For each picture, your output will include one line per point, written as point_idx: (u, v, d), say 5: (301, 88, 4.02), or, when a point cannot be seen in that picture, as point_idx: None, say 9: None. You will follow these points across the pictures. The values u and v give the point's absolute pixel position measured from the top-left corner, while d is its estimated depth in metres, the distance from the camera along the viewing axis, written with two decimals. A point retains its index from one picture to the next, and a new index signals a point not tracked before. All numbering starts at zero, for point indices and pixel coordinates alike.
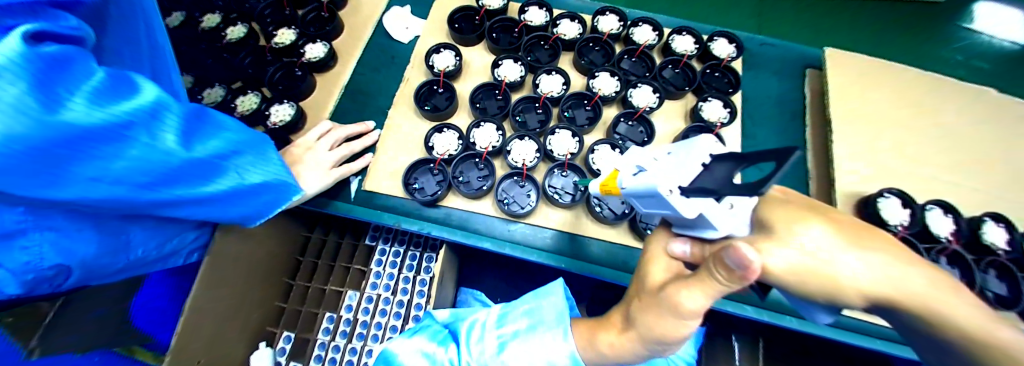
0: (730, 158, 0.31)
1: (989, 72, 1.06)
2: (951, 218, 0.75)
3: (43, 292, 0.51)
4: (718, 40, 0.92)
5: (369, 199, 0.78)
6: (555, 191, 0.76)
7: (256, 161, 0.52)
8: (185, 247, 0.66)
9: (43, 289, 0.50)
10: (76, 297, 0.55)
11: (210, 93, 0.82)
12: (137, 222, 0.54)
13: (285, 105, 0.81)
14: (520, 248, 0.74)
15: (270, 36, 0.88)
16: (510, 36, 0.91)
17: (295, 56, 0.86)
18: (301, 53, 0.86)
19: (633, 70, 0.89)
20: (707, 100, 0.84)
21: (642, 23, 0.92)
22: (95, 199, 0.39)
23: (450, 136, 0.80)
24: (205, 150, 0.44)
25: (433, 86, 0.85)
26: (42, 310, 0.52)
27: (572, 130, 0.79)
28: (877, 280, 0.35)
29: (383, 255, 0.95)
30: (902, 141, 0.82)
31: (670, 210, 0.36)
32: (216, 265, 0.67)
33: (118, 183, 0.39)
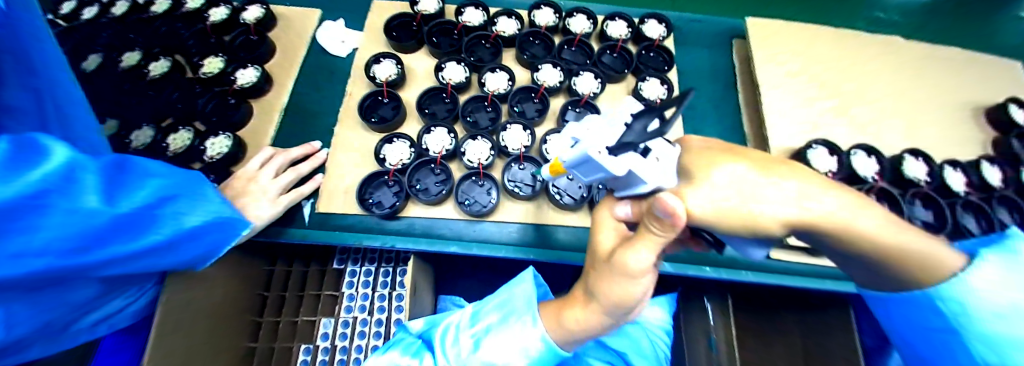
0: (646, 113, 0.36)
1: (877, 25, 1.19)
2: (874, 159, 0.83)
3: None
4: (649, 21, 0.96)
5: (325, 221, 0.76)
6: (514, 184, 0.77)
7: (193, 201, 0.50)
8: (131, 305, 0.61)
9: None
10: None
11: (139, 135, 0.77)
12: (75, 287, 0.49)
13: (222, 136, 0.77)
14: (488, 246, 0.75)
15: (197, 67, 0.84)
16: (451, 38, 0.91)
17: (225, 83, 0.82)
18: (233, 79, 0.82)
19: (574, 58, 0.92)
20: (645, 80, 0.88)
21: (577, 13, 0.95)
22: (10, 275, 0.35)
23: (402, 145, 0.80)
24: (134, 201, 0.41)
25: (378, 97, 0.84)
26: None
27: (522, 124, 0.81)
28: (791, 208, 0.39)
29: (354, 276, 0.93)
30: (820, 95, 0.89)
31: (604, 172, 0.39)
32: (169, 313, 0.63)
33: (38, 253, 0.35)
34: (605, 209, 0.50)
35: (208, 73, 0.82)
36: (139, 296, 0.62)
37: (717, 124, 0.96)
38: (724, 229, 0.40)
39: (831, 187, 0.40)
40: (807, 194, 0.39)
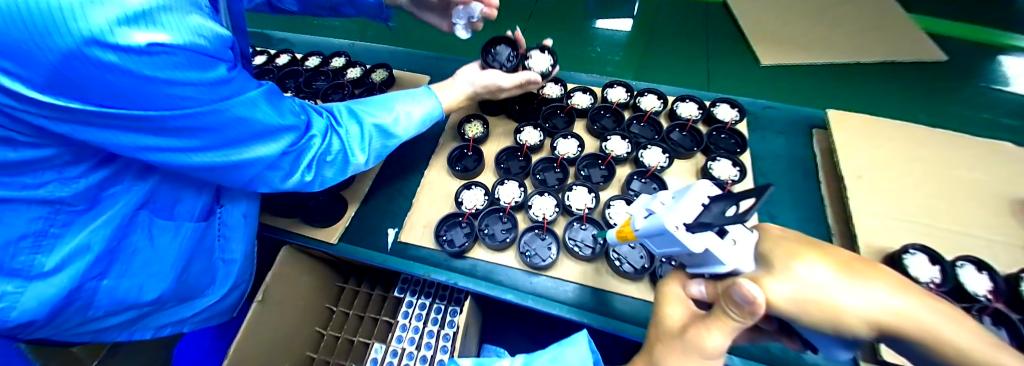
0: (723, 198, 0.41)
1: (993, 122, 1.10)
2: (986, 275, 0.70)
3: (200, 283, 0.74)
4: (721, 105, 1.00)
5: (402, 250, 0.87)
6: (575, 243, 0.80)
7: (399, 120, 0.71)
8: (236, 237, 0.77)
9: (187, 276, 0.71)
10: (210, 285, 0.77)
11: None
12: (210, 229, 0.72)
13: None
14: (543, 301, 0.77)
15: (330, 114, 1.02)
16: (531, 105, 1.04)
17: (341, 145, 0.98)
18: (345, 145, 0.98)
19: (642, 133, 0.96)
20: (716, 160, 0.89)
21: (648, 93, 1.03)
22: (236, 173, 0.55)
23: (477, 192, 0.90)
24: (364, 144, 0.66)
25: (464, 150, 0.96)
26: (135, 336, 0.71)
27: (587, 186, 0.86)
28: (881, 315, 0.37)
29: (411, 307, 1.00)
30: (919, 194, 0.82)
31: (679, 247, 0.43)
32: (261, 314, 0.79)
33: (278, 182, 0.61)
34: (675, 283, 0.52)
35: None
36: (237, 233, 0.77)
37: (791, 211, 0.93)
38: (789, 314, 0.40)
39: (923, 295, 0.38)
40: (888, 297, 0.37)
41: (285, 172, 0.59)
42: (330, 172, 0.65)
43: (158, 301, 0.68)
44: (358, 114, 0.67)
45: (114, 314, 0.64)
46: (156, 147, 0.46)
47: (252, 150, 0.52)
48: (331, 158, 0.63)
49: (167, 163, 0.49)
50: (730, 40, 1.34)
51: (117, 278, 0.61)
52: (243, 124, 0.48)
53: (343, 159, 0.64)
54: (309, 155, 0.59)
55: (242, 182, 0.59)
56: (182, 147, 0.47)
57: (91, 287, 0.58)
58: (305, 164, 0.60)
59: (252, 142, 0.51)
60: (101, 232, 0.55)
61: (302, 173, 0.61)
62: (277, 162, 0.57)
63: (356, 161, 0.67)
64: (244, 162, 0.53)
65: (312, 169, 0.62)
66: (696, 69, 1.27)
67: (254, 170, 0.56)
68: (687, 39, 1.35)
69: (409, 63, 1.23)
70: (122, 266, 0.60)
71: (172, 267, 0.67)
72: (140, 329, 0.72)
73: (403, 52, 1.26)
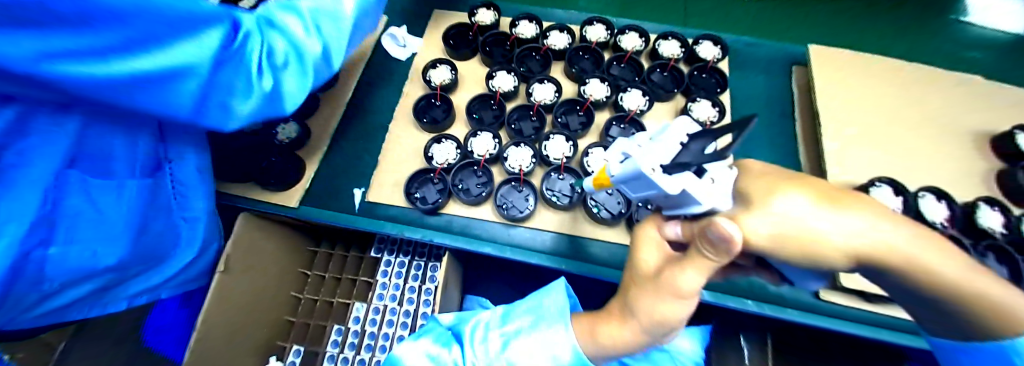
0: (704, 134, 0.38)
1: (964, 55, 1.10)
2: (945, 204, 0.74)
3: (157, 241, 0.66)
4: (704, 42, 0.94)
5: (371, 209, 0.83)
6: (553, 193, 0.77)
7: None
8: (185, 181, 0.67)
9: (143, 233, 0.63)
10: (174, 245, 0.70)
11: None
12: (160, 177, 0.63)
13: None
14: (523, 252, 0.75)
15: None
16: (503, 48, 0.95)
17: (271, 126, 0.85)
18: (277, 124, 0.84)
19: (622, 75, 0.91)
20: (696, 101, 0.85)
21: (630, 30, 0.94)
22: (170, 95, 0.43)
23: (449, 145, 0.84)
24: (315, 41, 0.54)
25: (431, 99, 0.89)
26: (106, 307, 0.65)
27: (565, 135, 0.81)
28: (856, 240, 0.37)
29: (389, 266, 0.98)
30: (890, 129, 0.83)
31: (657, 190, 0.40)
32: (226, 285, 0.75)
33: (224, 99, 0.49)
34: (651, 226, 0.51)
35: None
36: (187, 176, 0.67)
37: (767, 151, 0.92)
38: (766, 252, 0.40)
39: (903, 224, 0.37)
40: (863, 223, 0.37)
41: (230, 79, 0.48)
42: (281, 83, 0.54)
43: (117, 265, 0.59)
44: (289, 2, 0.54)
45: (63, 290, 0.54)
46: (57, 56, 0.33)
47: (178, 53, 0.41)
48: (280, 60, 0.52)
49: (74, 80, 0.35)
50: None
51: (64, 245, 0.51)
52: (156, 14, 0.36)
53: (295, 60, 0.54)
54: (250, 58, 0.49)
55: (183, 110, 0.46)
56: (88, 46, 0.34)
57: (39, 256, 0.48)
58: (250, 69, 0.49)
59: (176, 34, 0.40)
60: (25, 195, 0.43)
61: (252, 83, 0.50)
62: (215, 72, 0.45)
63: (313, 66, 0.56)
64: (173, 74, 0.41)
65: (261, 75, 0.51)
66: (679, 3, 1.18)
67: (191, 87, 0.44)
68: None
69: None
70: (65, 231, 0.50)
71: (124, 223, 0.58)
72: (98, 304, 0.63)
73: None
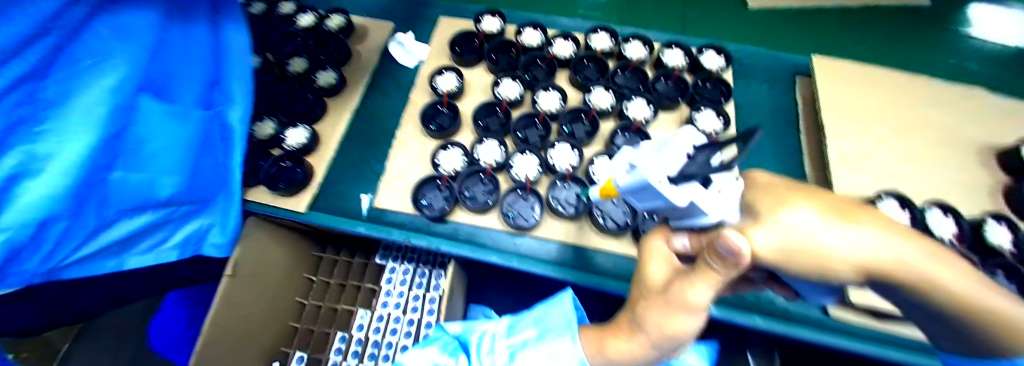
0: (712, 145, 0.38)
1: (969, 68, 1.11)
2: (951, 219, 0.73)
3: (214, 181, 0.69)
4: (709, 50, 0.93)
5: (379, 216, 0.83)
6: (559, 202, 0.77)
7: None
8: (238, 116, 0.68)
9: (202, 170, 0.66)
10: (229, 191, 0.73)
11: (262, 126, 0.85)
12: (217, 114, 0.66)
13: (329, 71, 0.92)
14: (528, 261, 0.75)
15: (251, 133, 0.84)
16: (508, 55, 0.95)
17: (279, 144, 0.85)
18: (284, 142, 0.84)
19: (627, 84, 0.91)
20: (701, 110, 0.85)
21: (633, 39, 0.95)
22: None
23: (455, 152, 0.85)
24: None
25: (437, 106, 0.90)
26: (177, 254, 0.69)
27: (571, 143, 0.81)
28: (869, 255, 0.36)
29: (394, 273, 0.99)
30: (895, 142, 0.83)
31: (662, 200, 0.40)
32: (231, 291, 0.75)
33: None
34: (658, 237, 0.51)
35: (260, 138, 0.84)
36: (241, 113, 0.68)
37: (772, 162, 0.92)
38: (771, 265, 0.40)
39: (918, 242, 0.37)
40: (875, 238, 0.37)
41: None
42: None
43: (174, 200, 0.63)
44: None
45: (120, 219, 0.57)
46: None
47: None
48: None
49: None
50: None
51: (126, 168, 0.55)
52: None
53: None
54: None
55: None
56: None
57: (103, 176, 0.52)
58: None
59: None
60: (94, 111, 0.47)
61: None
62: None
63: None
64: None
65: None
66: (682, 12, 1.19)
67: None
68: None
69: (371, 9, 1.10)
70: (127, 155, 0.54)
71: (184, 155, 0.62)
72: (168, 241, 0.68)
73: None
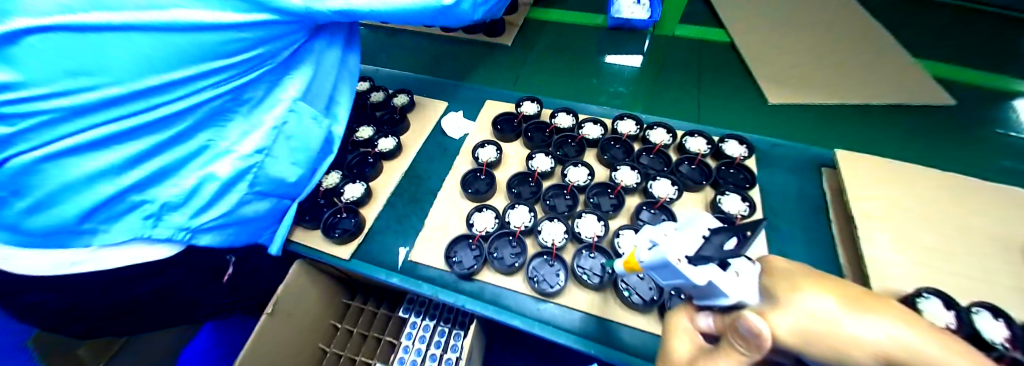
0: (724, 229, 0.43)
1: (1012, 170, 1.10)
2: (1003, 322, 0.67)
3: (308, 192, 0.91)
4: (730, 141, 1.01)
5: (412, 270, 0.89)
6: (584, 271, 0.79)
7: None
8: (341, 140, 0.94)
9: (311, 174, 0.89)
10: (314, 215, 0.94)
11: (329, 178, 1.00)
12: (332, 139, 0.92)
13: (389, 139, 1.09)
14: (549, 328, 0.76)
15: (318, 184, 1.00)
16: (544, 134, 1.08)
17: (336, 196, 0.98)
18: (342, 194, 0.98)
19: (651, 164, 0.98)
20: (725, 194, 0.89)
21: (658, 126, 1.04)
22: None
23: (489, 215, 0.92)
24: None
25: (477, 173, 1.01)
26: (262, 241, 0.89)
27: (597, 214, 0.86)
28: (899, 350, 0.33)
29: (414, 328, 1.02)
30: (932, 239, 0.81)
31: (683, 279, 0.43)
32: (265, 335, 0.80)
33: None
34: (682, 315, 0.52)
35: (324, 186, 0.98)
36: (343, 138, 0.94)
37: (804, 251, 0.92)
38: (786, 347, 0.39)
39: (961, 352, 0.32)
40: (901, 330, 0.34)
41: None
42: None
43: (287, 194, 0.85)
44: None
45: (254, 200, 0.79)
46: None
47: None
48: None
49: None
50: (734, 79, 1.37)
51: (279, 162, 0.79)
52: None
53: None
54: None
55: None
56: None
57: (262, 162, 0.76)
58: None
59: None
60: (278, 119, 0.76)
61: None
62: None
63: None
64: None
65: None
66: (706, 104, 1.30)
67: None
68: (692, 75, 1.39)
69: (430, 90, 1.30)
70: (283, 153, 0.79)
71: (309, 160, 0.86)
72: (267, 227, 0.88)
73: (424, 79, 1.33)
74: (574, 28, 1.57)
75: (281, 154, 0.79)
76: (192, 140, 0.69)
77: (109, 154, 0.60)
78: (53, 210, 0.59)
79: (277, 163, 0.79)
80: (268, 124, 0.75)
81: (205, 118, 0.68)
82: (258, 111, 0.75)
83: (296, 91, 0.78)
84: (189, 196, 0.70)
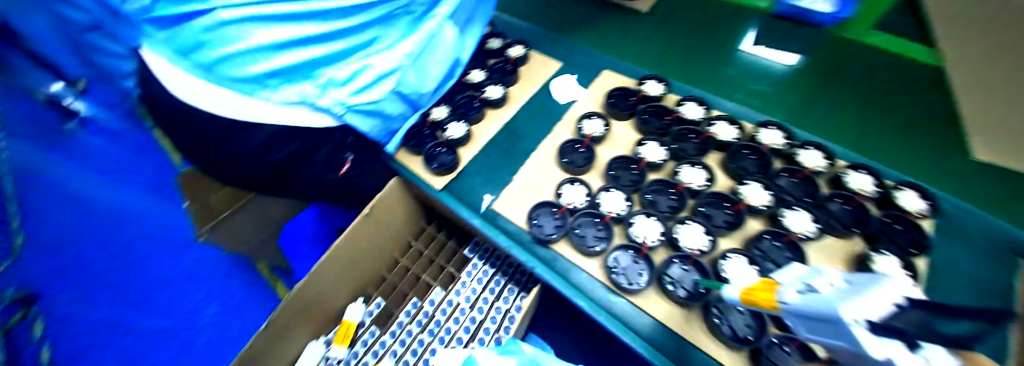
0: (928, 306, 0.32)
1: None
2: None
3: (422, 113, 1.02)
4: (905, 189, 0.80)
5: (492, 218, 0.89)
6: (670, 281, 0.73)
7: None
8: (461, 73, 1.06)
9: (433, 94, 1.01)
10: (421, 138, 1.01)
11: (436, 111, 1.05)
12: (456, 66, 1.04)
13: (498, 87, 1.07)
14: (615, 321, 0.72)
15: (425, 114, 1.05)
16: (661, 121, 0.95)
17: (440, 130, 1.02)
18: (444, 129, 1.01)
19: (790, 190, 0.82)
20: (880, 251, 0.71)
21: (812, 146, 0.86)
22: None
23: (579, 189, 0.87)
24: None
25: (576, 145, 0.94)
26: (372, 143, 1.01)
27: (705, 227, 0.77)
28: None
29: (475, 269, 1.07)
30: None
31: (844, 342, 0.36)
32: (354, 234, 0.90)
33: None
34: None
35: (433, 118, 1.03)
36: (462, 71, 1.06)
37: None
38: None
39: None
40: None
41: None
42: None
43: (415, 104, 0.97)
44: None
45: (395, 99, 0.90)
46: None
47: None
48: None
49: None
50: (932, 112, 1.02)
51: (421, 69, 0.92)
52: None
53: None
54: None
55: None
56: None
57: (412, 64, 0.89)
58: None
59: None
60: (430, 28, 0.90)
61: None
62: None
63: None
64: None
65: None
66: (880, 132, 1.01)
67: None
68: (873, 93, 1.07)
69: (548, 44, 1.23)
70: (424, 62, 0.93)
71: (439, 77, 0.98)
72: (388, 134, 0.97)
73: (546, 33, 1.26)
74: (725, 6, 1.32)
75: (425, 62, 0.93)
76: (366, 33, 0.80)
77: (316, 29, 0.70)
78: (254, 57, 0.67)
79: (421, 71, 0.92)
80: (423, 33, 0.90)
81: (383, 17, 0.80)
82: (419, 22, 0.89)
83: (448, 10, 0.93)
84: (356, 77, 0.81)
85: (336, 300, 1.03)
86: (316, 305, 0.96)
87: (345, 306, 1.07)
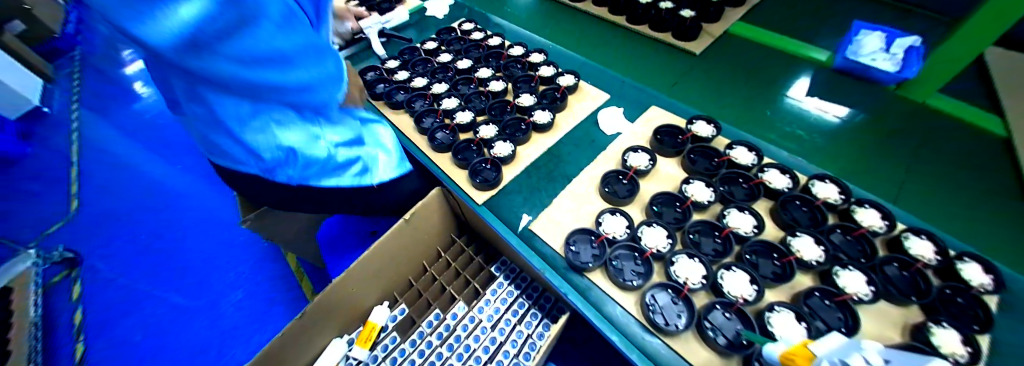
0: None
1: None
2: None
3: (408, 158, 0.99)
4: (969, 261, 0.75)
5: (529, 238, 0.91)
6: (711, 328, 0.70)
7: None
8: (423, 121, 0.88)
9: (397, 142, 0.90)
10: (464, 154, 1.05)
11: (485, 129, 1.09)
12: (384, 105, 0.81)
13: (546, 112, 1.11)
14: (647, 361, 0.70)
15: (474, 132, 1.10)
16: (709, 162, 0.96)
17: (487, 148, 1.05)
18: (453, 117, 1.13)
19: (843, 247, 0.79)
20: (941, 324, 0.66)
21: (870, 205, 0.83)
22: None
23: (620, 221, 0.87)
24: None
25: (620, 176, 0.96)
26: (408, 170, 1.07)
27: (751, 275, 0.74)
28: None
29: (500, 288, 1.07)
30: None
31: None
32: (390, 239, 0.93)
33: None
34: None
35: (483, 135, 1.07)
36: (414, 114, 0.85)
37: None
38: None
39: None
40: None
41: None
42: None
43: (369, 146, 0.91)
44: None
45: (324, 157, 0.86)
46: None
47: None
48: None
49: None
50: (1002, 179, 0.96)
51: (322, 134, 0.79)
52: None
53: None
54: None
55: None
56: None
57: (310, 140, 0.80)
58: None
59: None
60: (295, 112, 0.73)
61: None
62: None
63: None
64: None
65: None
66: (946, 191, 0.94)
67: None
68: (935, 154, 1.02)
69: (597, 76, 1.26)
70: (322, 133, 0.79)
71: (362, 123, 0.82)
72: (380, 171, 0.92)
73: (597, 66, 1.30)
74: (778, 54, 1.34)
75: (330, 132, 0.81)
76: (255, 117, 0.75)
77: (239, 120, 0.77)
78: None
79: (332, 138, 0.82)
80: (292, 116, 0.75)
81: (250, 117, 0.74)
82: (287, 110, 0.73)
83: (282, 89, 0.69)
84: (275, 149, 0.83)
85: (365, 300, 1.05)
86: (345, 305, 0.98)
87: (372, 307, 1.09)
